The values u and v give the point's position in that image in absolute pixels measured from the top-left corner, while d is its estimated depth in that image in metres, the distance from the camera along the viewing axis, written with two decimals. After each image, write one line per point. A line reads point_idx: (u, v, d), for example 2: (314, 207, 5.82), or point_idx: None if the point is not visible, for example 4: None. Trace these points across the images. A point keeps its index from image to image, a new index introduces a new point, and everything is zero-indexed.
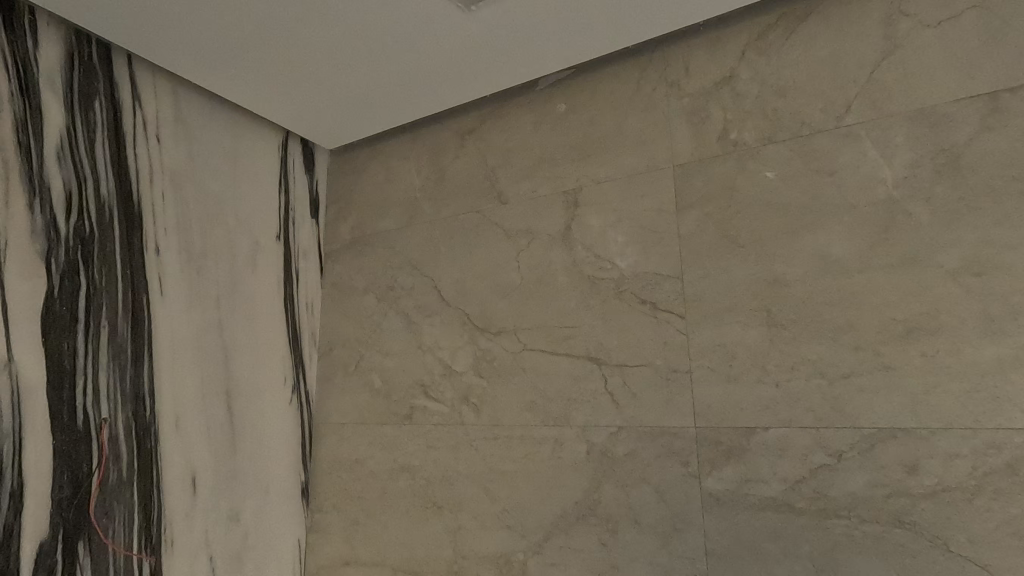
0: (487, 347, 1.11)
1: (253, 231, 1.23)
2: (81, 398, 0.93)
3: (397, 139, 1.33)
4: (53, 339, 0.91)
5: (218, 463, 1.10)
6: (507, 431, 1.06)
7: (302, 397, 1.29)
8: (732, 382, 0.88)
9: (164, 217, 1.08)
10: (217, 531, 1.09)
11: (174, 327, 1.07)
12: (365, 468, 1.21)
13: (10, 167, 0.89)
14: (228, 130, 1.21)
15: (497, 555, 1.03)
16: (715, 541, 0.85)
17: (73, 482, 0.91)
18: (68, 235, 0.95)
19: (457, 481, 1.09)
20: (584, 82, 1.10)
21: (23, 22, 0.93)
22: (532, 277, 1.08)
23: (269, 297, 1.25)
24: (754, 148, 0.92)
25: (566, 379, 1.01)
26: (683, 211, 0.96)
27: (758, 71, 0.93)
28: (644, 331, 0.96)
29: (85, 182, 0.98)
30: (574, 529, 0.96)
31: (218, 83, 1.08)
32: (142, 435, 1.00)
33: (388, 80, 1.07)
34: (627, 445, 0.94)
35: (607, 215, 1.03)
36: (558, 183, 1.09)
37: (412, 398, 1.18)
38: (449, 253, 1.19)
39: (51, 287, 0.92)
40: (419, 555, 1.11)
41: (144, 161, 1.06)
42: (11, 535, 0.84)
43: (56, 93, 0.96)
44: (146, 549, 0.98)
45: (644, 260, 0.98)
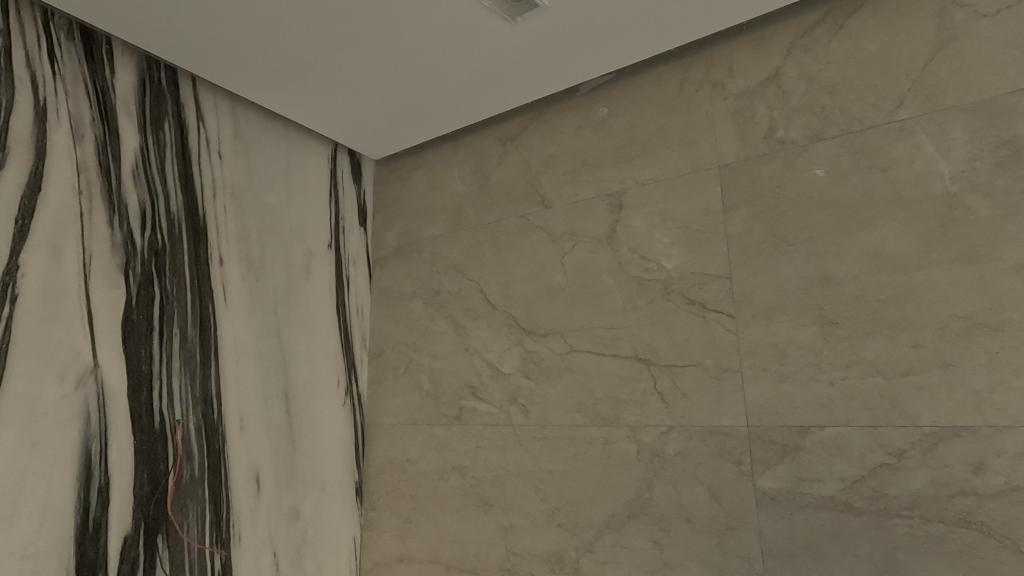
0: (535, 348, 1.13)
1: (307, 240, 1.29)
2: (158, 401, 1.00)
3: (441, 147, 1.37)
4: (132, 345, 0.98)
5: (279, 462, 1.16)
6: (557, 431, 1.08)
7: (354, 399, 1.33)
8: (785, 381, 0.87)
9: (226, 229, 1.14)
10: (280, 528, 1.14)
11: (238, 334, 1.13)
12: (417, 468, 1.25)
13: (92, 186, 0.96)
14: (283, 145, 1.27)
15: (549, 553, 1.05)
16: (770, 540, 0.85)
17: (152, 480, 0.97)
18: (143, 249, 1.02)
19: (507, 480, 1.12)
20: (625, 86, 1.11)
21: (101, 52, 1.00)
22: (577, 279, 1.10)
23: (322, 303, 1.30)
24: (802, 146, 0.91)
25: (615, 380, 1.03)
26: (730, 210, 0.96)
27: (805, 68, 0.93)
28: (692, 331, 0.96)
29: (157, 199, 1.04)
30: (626, 528, 0.98)
31: (274, 101, 1.14)
32: (211, 436, 1.06)
33: (434, 91, 1.11)
34: (678, 445, 0.95)
35: (652, 216, 1.04)
36: (602, 186, 1.10)
37: (461, 399, 1.21)
38: (494, 257, 1.22)
39: (129, 297, 0.99)
40: (472, 552, 1.14)
41: (208, 176, 1.12)
42: (99, 528, 0.90)
43: (130, 116, 1.03)
44: (217, 543, 1.04)
45: (690, 260, 0.98)
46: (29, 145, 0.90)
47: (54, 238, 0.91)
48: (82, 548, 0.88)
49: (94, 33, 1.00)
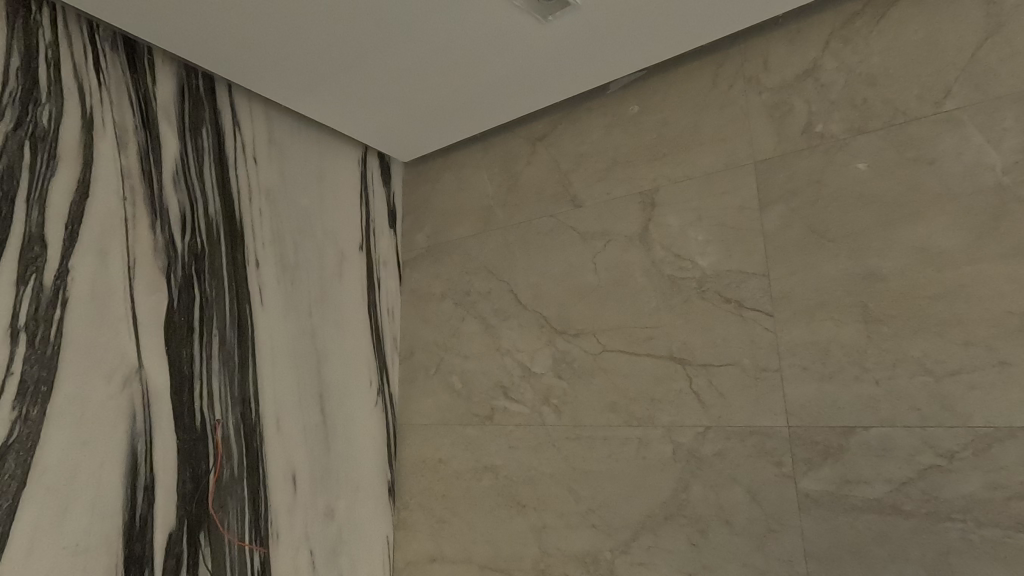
0: (567, 348, 1.13)
1: (339, 243, 1.31)
2: (199, 401, 1.02)
3: (470, 148, 1.37)
4: (174, 347, 1.00)
5: (314, 462, 1.18)
6: (590, 431, 1.07)
7: (386, 399, 1.35)
8: (827, 381, 0.85)
9: (262, 233, 1.16)
10: (315, 527, 1.16)
11: (274, 335, 1.15)
12: (449, 467, 1.25)
13: (136, 192, 0.99)
14: (315, 149, 1.29)
15: (584, 554, 1.04)
16: (814, 543, 0.83)
17: (194, 478, 0.99)
18: (184, 252, 1.04)
19: (540, 480, 1.12)
20: (657, 83, 1.10)
21: (143, 62, 1.03)
22: (609, 279, 1.09)
23: (353, 304, 1.31)
24: (843, 140, 0.89)
25: (649, 380, 1.02)
26: (766, 207, 0.94)
27: (844, 60, 0.91)
28: (729, 330, 0.95)
29: (196, 203, 1.07)
30: (662, 529, 0.97)
31: (307, 105, 1.16)
32: (250, 435, 1.08)
33: (464, 92, 1.12)
34: (715, 445, 0.94)
35: (685, 214, 1.02)
36: (634, 184, 1.10)
37: (492, 399, 1.21)
38: (524, 257, 1.22)
39: (171, 299, 1.01)
40: (505, 552, 1.14)
41: (244, 181, 1.15)
42: (145, 525, 0.93)
43: (170, 123, 1.05)
44: (256, 540, 1.06)
45: (726, 258, 0.97)
46: (77, 153, 0.93)
47: (101, 243, 0.94)
48: (130, 544, 0.91)
49: (136, 42, 1.03)
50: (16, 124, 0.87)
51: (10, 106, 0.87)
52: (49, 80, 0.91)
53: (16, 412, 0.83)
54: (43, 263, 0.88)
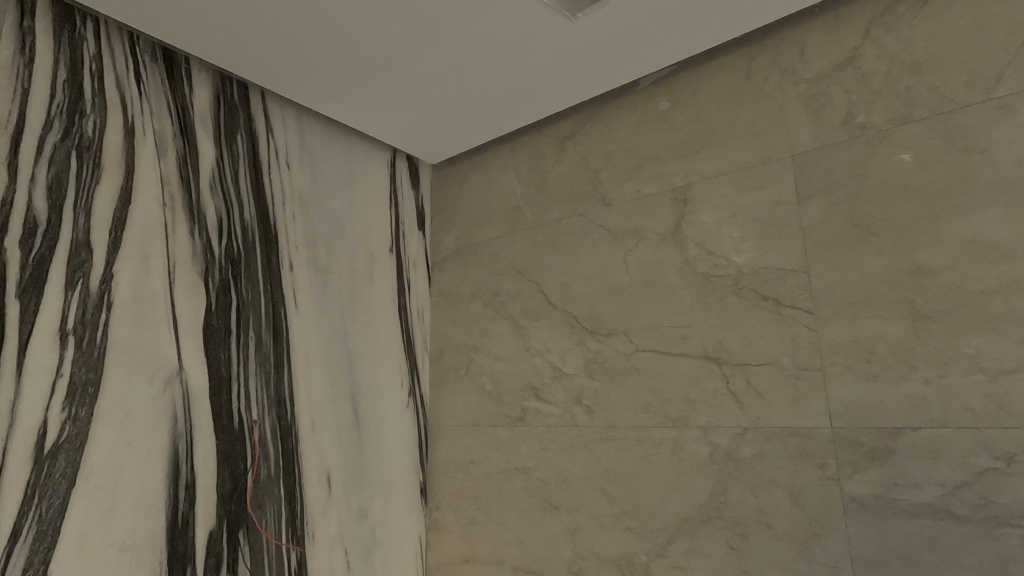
0: (598, 349, 1.11)
1: (370, 245, 1.32)
2: (237, 402, 1.04)
3: (498, 148, 1.37)
4: (212, 350, 1.02)
5: (348, 462, 1.19)
6: (623, 432, 1.05)
7: (418, 400, 1.35)
8: (872, 380, 0.82)
9: (295, 236, 1.18)
10: (350, 527, 1.17)
11: (308, 337, 1.17)
12: (481, 468, 1.25)
13: (175, 198, 1.02)
14: (345, 153, 1.31)
15: (619, 557, 1.03)
16: (861, 548, 0.80)
17: (233, 477, 1.01)
18: (221, 257, 1.06)
19: (573, 482, 1.11)
20: (687, 78, 1.08)
21: (180, 71, 1.06)
22: (641, 277, 1.08)
23: (384, 306, 1.33)
24: (886, 130, 0.86)
25: (684, 380, 1.00)
26: (805, 201, 0.92)
27: (886, 48, 0.88)
28: (767, 328, 0.92)
29: (232, 208, 1.09)
30: (700, 532, 0.94)
31: (336, 109, 1.17)
32: (286, 436, 1.10)
33: (492, 92, 1.12)
34: (754, 446, 0.91)
35: (719, 210, 1.00)
36: (665, 181, 1.08)
37: (523, 400, 1.21)
38: (554, 257, 1.21)
39: (209, 302, 1.03)
40: (538, 554, 1.13)
41: (277, 186, 1.17)
42: (187, 524, 0.95)
43: (207, 130, 1.08)
44: (293, 540, 1.07)
45: (763, 254, 0.94)
46: (120, 161, 0.96)
47: (143, 248, 0.97)
48: (173, 541, 0.93)
49: (174, 53, 1.05)
50: (63, 135, 0.90)
51: (58, 117, 0.90)
52: (94, 92, 0.95)
53: (65, 413, 0.86)
54: (89, 268, 0.90)
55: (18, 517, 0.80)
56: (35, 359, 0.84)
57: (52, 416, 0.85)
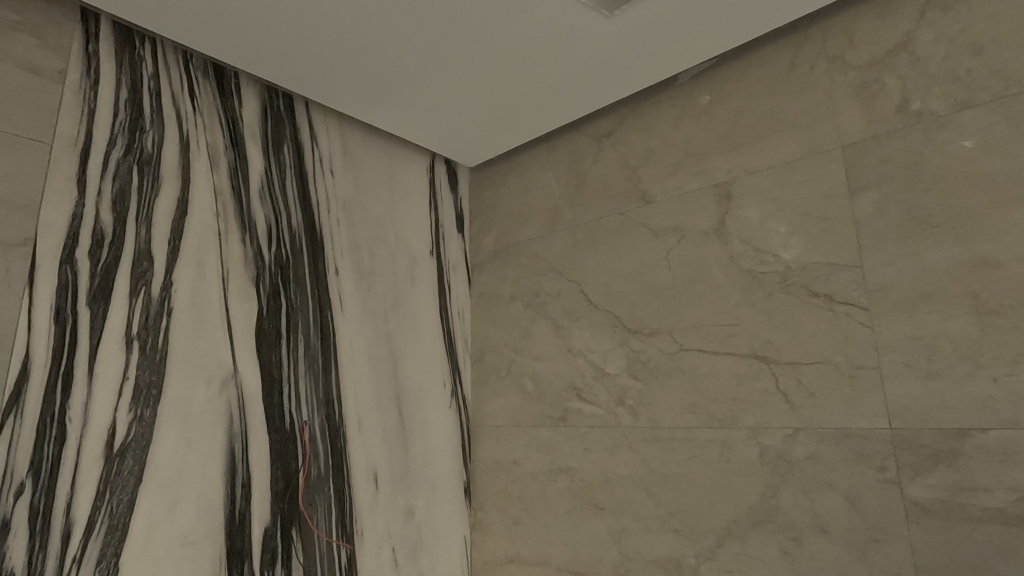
0: (641, 349, 1.10)
1: (411, 249, 1.34)
2: (288, 403, 1.08)
3: (536, 149, 1.37)
4: (264, 353, 1.06)
5: (394, 461, 1.21)
6: (668, 433, 1.04)
7: (460, 401, 1.37)
8: (934, 379, 0.79)
9: (340, 241, 1.21)
10: (397, 525, 1.19)
11: (354, 339, 1.20)
12: (524, 469, 1.25)
13: (227, 208, 1.06)
14: (386, 159, 1.34)
15: (665, 560, 1.01)
16: (925, 555, 0.77)
17: (285, 476, 1.05)
18: (271, 263, 1.10)
19: (618, 483, 1.10)
20: (729, 71, 1.06)
21: (230, 86, 1.10)
22: (684, 275, 1.06)
23: (426, 308, 1.35)
24: (944, 117, 0.82)
25: (731, 380, 0.97)
26: (857, 193, 0.88)
27: (943, 30, 0.84)
28: (818, 326, 0.89)
29: (280, 216, 1.13)
30: (751, 536, 0.92)
31: (377, 116, 1.20)
32: (335, 436, 1.13)
33: (530, 92, 1.12)
34: (807, 448, 0.88)
35: (765, 205, 0.98)
36: (707, 177, 1.06)
37: (565, 401, 1.20)
38: (594, 257, 1.21)
39: (261, 307, 1.07)
40: (583, 555, 1.12)
41: (322, 193, 1.20)
42: (244, 520, 0.98)
43: (256, 141, 1.12)
44: (343, 537, 1.10)
45: (812, 250, 0.91)
46: (177, 174, 1.01)
47: (199, 256, 1.01)
48: (231, 537, 0.97)
49: (224, 68, 1.10)
50: (126, 151, 0.96)
51: (121, 134, 0.95)
52: (152, 109, 1.00)
53: (132, 413, 0.91)
54: (151, 277, 0.95)
55: (92, 511, 0.85)
56: (104, 363, 0.89)
57: (120, 417, 0.89)
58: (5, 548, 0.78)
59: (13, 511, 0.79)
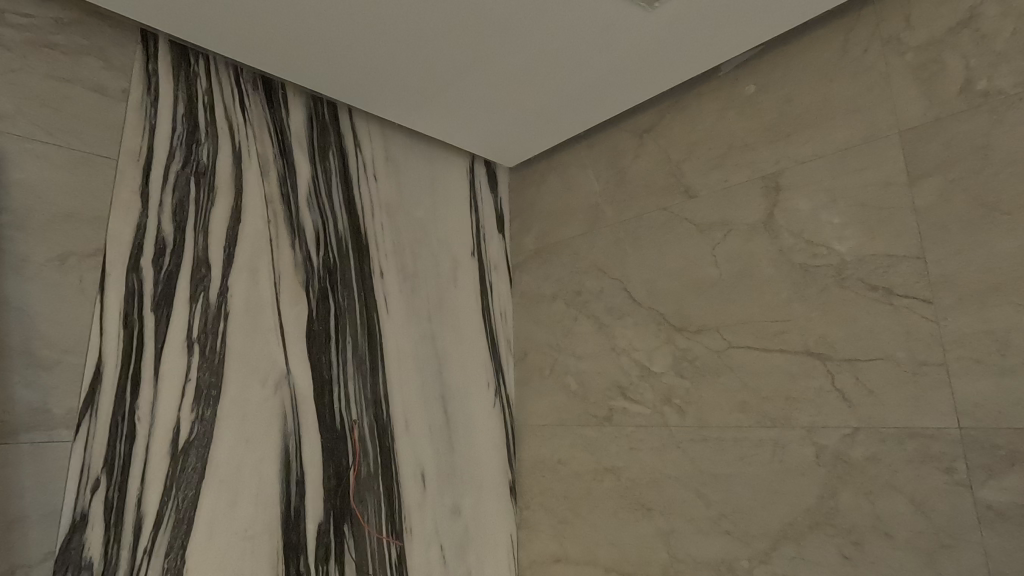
0: (687, 346, 1.08)
1: (453, 250, 1.36)
2: (338, 403, 1.11)
3: (575, 147, 1.37)
4: (315, 354, 1.10)
5: (440, 460, 1.23)
6: (718, 432, 1.01)
7: (504, 400, 1.38)
8: (1008, 375, 0.74)
9: (384, 244, 1.24)
10: (444, 523, 1.21)
11: (400, 340, 1.22)
12: (569, 468, 1.25)
13: (278, 215, 1.10)
14: (426, 162, 1.36)
15: (717, 562, 0.99)
16: (1000, 562, 0.72)
17: (337, 473, 1.08)
18: (319, 267, 1.14)
19: (666, 483, 1.08)
20: (775, 58, 1.02)
21: (278, 97, 1.14)
22: (732, 271, 1.03)
23: (469, 308, 1.36)
24: (1014, 95, 0.77)
25: (784, 377, 0.94)
26: (918, 181, 0.84)
27: (1010, 4, 0.79)
28: (877, 320, 0.85)
29: (327, 221, 1.16)
30: (807, 539, 0.89)
31: (419, 120, 1.22)
32: (383, 435, 1.15)
33: (569, 90, 1.11)
34: (866, 448, 0.85)
35: (817, 196, 0.94)
36: (754, 168, 1.03)
37: (610, 400, 1.19)
38: (637, 254, 1.19)
39: (311, 310, 1.11)
40: (631, 556, 1.11)
41: (366, 197, 1.23)
42: (299, 515, 1.02)
43: (303, 149, 1.16)
44: (392, 534, 1.13)
45: (869, 241, 0.88)
46: (230, 183, 1.05)
47: (253, 262, 1.05)
48: (288, 532, 1.00)
49: (271, 80, 1.14)
50: (184, 163, 1.00)
51: (179, 147, 1.00)
52: (207, 122, 1.04)
53: (194, 412, 0.95)
54: (209, 282, 1.00)
55: (160, 506, 0.90)
56: (168, 365, 0.94)
57: (183, 416, 0.94)
58: (83, 539, 0.83)
59: (89, 505, 0.84)
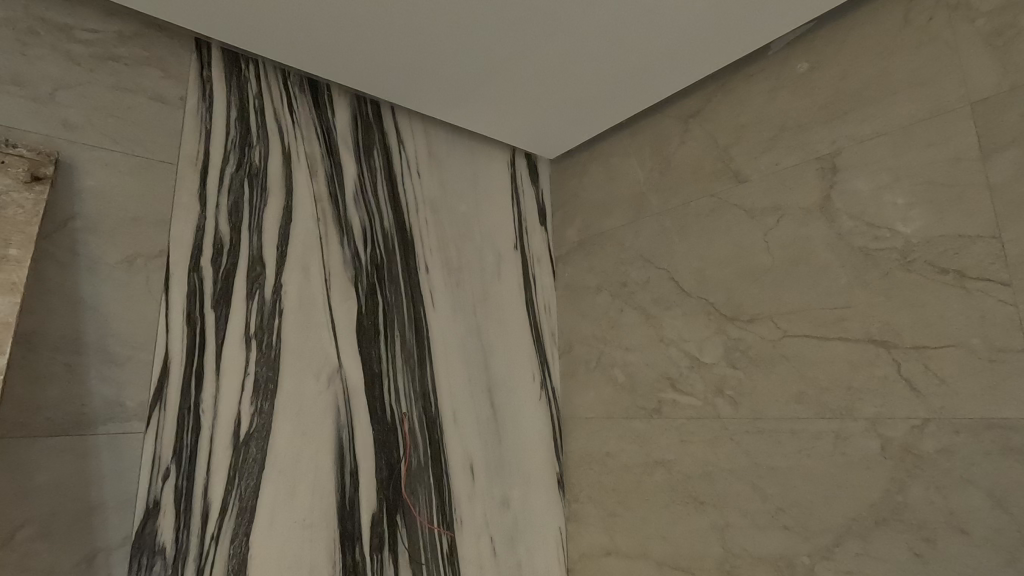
0: (739, 336, 1.05)
1: (496, 244, 1.36)
2: (388, 396, 1.13)
3: (618, 136, 1.35)
4: (365, 348, 1.12)
5: (489, 453, 1.24)
6: (773, 424, 0.98)
7: (550, 393, 1.37)
8: None
9: (428, 240, 1.25)
10: (493, 515, 1.21)
11: (445, 334, 1.23)
12: (618, 461, 1.24)
13: (327, 213, 1.13)
14: (468, 157, 1.36)
15: (776, 558, 0.96)
16: None
17: (389, 465, 1.10)
18: (367, 263, 1.16)
19: (719, 477, 1.05)
20: (828, 34, 0.98)
21: (324, 98, 1.17)
22: (786, 257, 1.00)
23: (513, 301, 1.36)
24: None
25: (844, 367, 0.90)
26: (991, 155, 0.79)
27: None
28: (948, 305, 0.81)
29: (374, 218, 1.19)
30: (875, 535, 0.85)
31: (460, 114, 1.22)
32: (432, 427, 1.17)
33: (611, 77, 1.10)
34: (938, 440, 0.80)
35: (878, 176, 0.89)
36: (808, 150, 0.98)
37: (659, 392, 1.17)
38: (684, 243, 1.16)
39: (360, 305, 1.14)
40: (685, 550, 1.09)
41: (410, 194, 1.25)
42: (353, 506, 1.05)
43: (348, 148, 1.18)
44: (443, 525, 1.14)
45: (937, 221, 0.83)
46: (282, 184, 1.08)
47: (304, 259, 1.08)
48: (343, 522, 1.03)
49: (317, 82, 1.17)
50: (237, 165, 1.04)
51: (233, 150, 1.04)
52: (257, 125, 1.08)
53: (254, 405, 0.99)
54: (263, 280, 1.03)
55: (225, 495, 0.94)
56: (228, 360, 0.97)
57: (244, 409, 0.98)
58: (156, 525, 0.87)
59: (160, 493, 0.88)
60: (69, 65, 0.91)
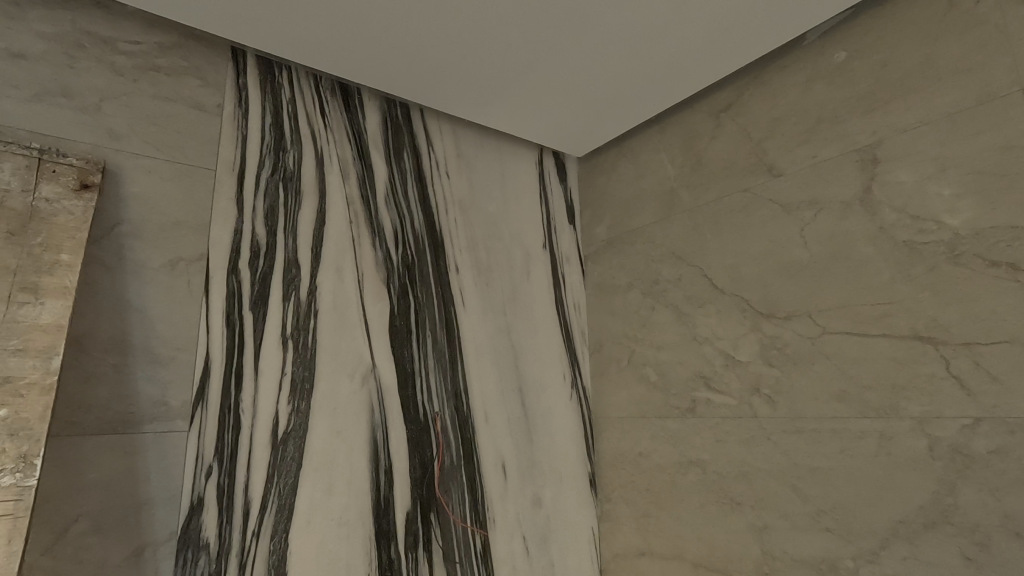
0: (776, 334, 1.02)
1: (524, 243, 1.36)
2: (421, 395, 1.14)
3: (647, 132, 1.33)
4: (398, 348, 1.13)
5: (521, 452, 1.24)
6: (813, 424, 0.96)
7: (581, 392, 1.37)
8: None
9: (458, 240, 1.26)
10: (526, 514, 1.21)
11: (476, 333, 1.24)
12: (651, 461, 1.22)
13: (359, 215, 1.14)
14: (496, 157, 1.37)
15: (818, 561, 0.93)
16: None
17: (422, 464, 1.11)
18: (398, 264, 1.17)
19: (757, 477, 1.03)
20: (867, 21, 0.95)
21: (354, 102, 1.19)
22: (824, 252, 0.97)
23: (542, 301, 1.36)
24: None
25: (888, 365, 0.87)
26: None
27: None
28: (1000, 300, 0.78)
29: (404, 219, 1.20)
30: (923, 538, 0.82)
31: (488, 114, 1.23)
32: (464, 426, 1.18)
33: (639, 72, 1.09)
34: (990, 441, 0.77)
35: (922, 166, 0.86)
36: (847, 141, 0.96)
37: (692, 391, 1.15)
38: (717, 239, 1.14)
39: (392, 306, 1.15)
40: (721, 552, 1.07)
41: (439, 195, 1.26)
42: (388, 504, 1.06)
43: (379, 151, 1.20)
44: (477, 523, 1.15)
45: (987, 212, 0.79)
46: (315, 188, 1.10)
47: (337, 261, 1.10)
48: (379, 520, 1.05)
49: (348, 86, 1.19)
50: (273, 170, 1.06)
51: (268, 155, 1.06)
52: (291, 131, 1.10)
53: (291, 405, 1.01)
54: (299, 282, 1.05)
55: (264, 492, 0.96)
56: (266, 361, 1.00)
57: (282, 408, 1.00)
58: (200, 521, 0.90)
59: (204, 490, 0.91)
60: (113, 77, 0.94)
